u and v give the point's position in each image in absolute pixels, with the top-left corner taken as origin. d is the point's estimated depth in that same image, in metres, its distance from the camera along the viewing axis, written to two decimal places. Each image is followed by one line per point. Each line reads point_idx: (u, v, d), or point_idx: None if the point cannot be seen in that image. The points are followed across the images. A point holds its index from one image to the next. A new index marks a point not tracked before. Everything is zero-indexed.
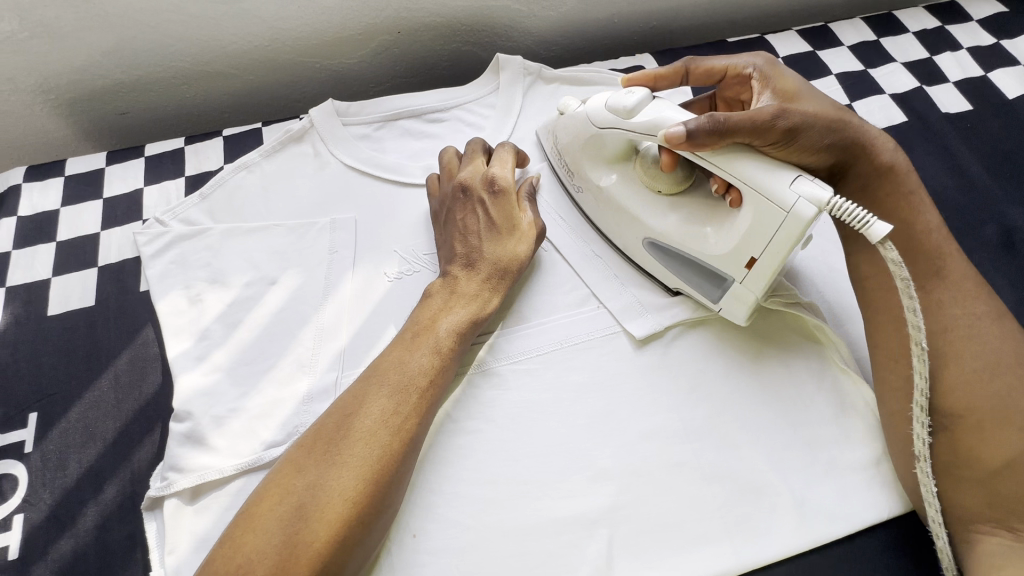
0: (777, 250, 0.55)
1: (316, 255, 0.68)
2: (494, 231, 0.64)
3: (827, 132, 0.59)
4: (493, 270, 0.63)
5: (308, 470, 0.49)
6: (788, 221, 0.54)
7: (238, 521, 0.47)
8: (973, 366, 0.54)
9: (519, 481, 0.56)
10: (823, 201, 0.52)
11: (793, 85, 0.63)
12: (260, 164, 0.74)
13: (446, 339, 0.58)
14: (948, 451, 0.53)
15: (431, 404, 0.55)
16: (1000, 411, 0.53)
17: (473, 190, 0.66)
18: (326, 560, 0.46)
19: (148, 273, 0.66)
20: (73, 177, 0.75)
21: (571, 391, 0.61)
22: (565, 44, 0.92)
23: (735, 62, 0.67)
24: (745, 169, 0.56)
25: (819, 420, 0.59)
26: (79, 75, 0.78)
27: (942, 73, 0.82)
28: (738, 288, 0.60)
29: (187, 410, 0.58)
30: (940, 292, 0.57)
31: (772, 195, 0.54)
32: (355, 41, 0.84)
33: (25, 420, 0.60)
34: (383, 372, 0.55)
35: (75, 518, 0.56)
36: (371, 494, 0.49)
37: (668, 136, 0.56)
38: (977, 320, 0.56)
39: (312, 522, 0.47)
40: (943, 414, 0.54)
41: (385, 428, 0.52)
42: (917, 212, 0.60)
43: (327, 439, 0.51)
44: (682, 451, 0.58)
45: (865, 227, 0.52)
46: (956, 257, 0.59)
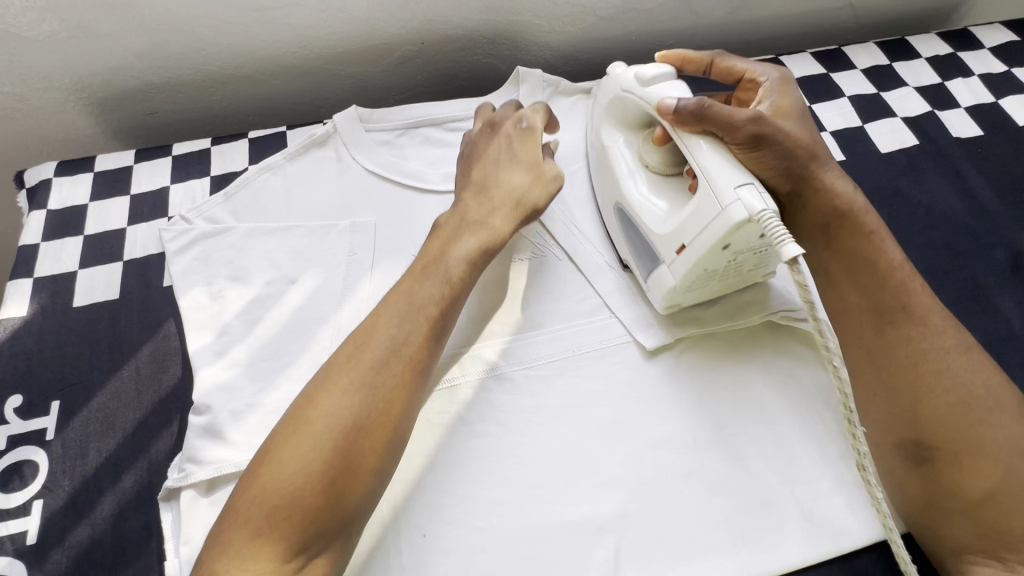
0: (703, 243, 0.56)
1: (335, 256, 0.70)
2: (509, 169, 0.67)
3: (789, 155, 0.60)
4: (503, 201, 0.65)
5: (324, 403, 0.50)
6: (719, 218, 0.54)
7: (251, 471, 0.48)
8: (946, 400, 0.55)
9: (529, 485, 0.57)
10: (755, 211, 0.52)
11: (789, 103, 0.64)
12: (283, 165, 0.76)
13: (456, 269, 0.60)
14: (930, 481, 0.54)
15: (440, 333, 0.57)
16: (973, 441, 0.53)
17: (498, 134, 0.70)
18: (343, 494, 0.48)
19: (172, 268, 0.68)
20: (102, 173, 0.77)
21: (582, 398, 0.62)
22: (583, 59, 0.94)
23: (754, 69, 0.68)
24: (707, 159, 0.57)
25: (826, 435, 0.60)
26: (112, 74, 0.81)
27: (953, 99, 0.83)
28: (664, 271, 0.61)
29: (206, 404, 0.59)
30: (908, 329, 0.57)
31: (716, 188, 0.55)
32: (379, 50, 0.86)
33: (48, 408, 0.62)
34: (395, 302, 0.56)
35: (92, 506, 0.57)
36: (384, 426, 0.50)
37: (660, 104, 0.61)
38: (944, 355, 0.56)
39: (341, 453, 0.48)
40: (924, 447, 0.55)
41: (396, 358, 0.53)
42: (880, 249, 0.60)
43: (340, 375, 0.51)
44: (689, 461, 0.58)
45: (778, 245, 0.50)
46: (922, 293, 0.59)
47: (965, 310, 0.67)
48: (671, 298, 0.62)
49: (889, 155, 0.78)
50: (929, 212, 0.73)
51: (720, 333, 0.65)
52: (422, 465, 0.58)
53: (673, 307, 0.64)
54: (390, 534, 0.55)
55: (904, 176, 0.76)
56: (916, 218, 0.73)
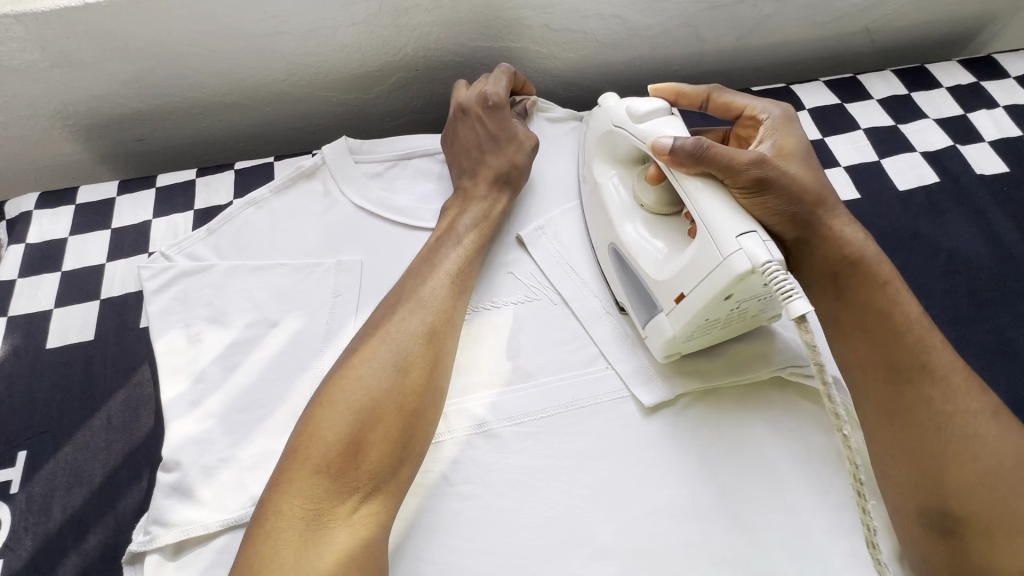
0: (703, 293, 0.52)
1: (318, 298, 0.67)
2: (493, 140, 0.72)
3: (792, 202, 0.55)
4: (495, 178, 0.71)
5: (370, 357, 0.54)
6: (719, 268, 0.50)
7: (297, 432, 0.51)
8: (972, 468, 0.50)
9: (516, 554, 0.54)
10: (759, 262, 0.48)
11: (792, 143, 0.60)
12: (269, 199, 0.73)
13: (468, 233, 0.66)
14: (958, 555, 0.49)
15: (463, 286, 0.63)
16: (1007, 518, 0.48)
17: (471, 109, 0.73)
18: (394, 432, 0.51)
19: (149, 309, 0.65)
20: (83, 206, 0.75)
21: (575, 458, 0.58)
22: (584, 85, 0.91)
23: (755, 104, 0.64)
24: (704, 202, 0.53)
25: (836, 505, 0.55)
26: (97, 102, 0.78)
27: (976, 132, 0.78)
28: (663, 320, 0.57)
29: (176, 459, 0.56)
30: (929, 389, 0.53)
31: (717, 236, 0.51)
32: (372, 77, 0.83)
33: (14, 458, 0.59)
34: (422, 267, 0.63)
35: (55, 567, 0.54)
36: (424, 369, 0.55)
37: (655, 144, 0.56)
38: (970, 419, 0.51)
39: (388, 397, 0.52)
40: (950, 518, 0.49)
41: (428, 310, 0.59)
42: (896, 300, 0.55)
43: (382, 332, 0.56)
44: (688, 531, 0.54)
45: (788, 300, 0.46)
46: (944, 350, 0.54)
47: (990, 366, 0.62)
48: (670, 348, 0.58)
49: (908, 193, 0.73)
50: (951, 256, 0.69)
51: (724, 388, 0.61)
52: (402, 530, 0.55)
53: (671, 355, 0.60)
54: None
55: (923, 216, 0.72)
56: (936, 262, 0.68)
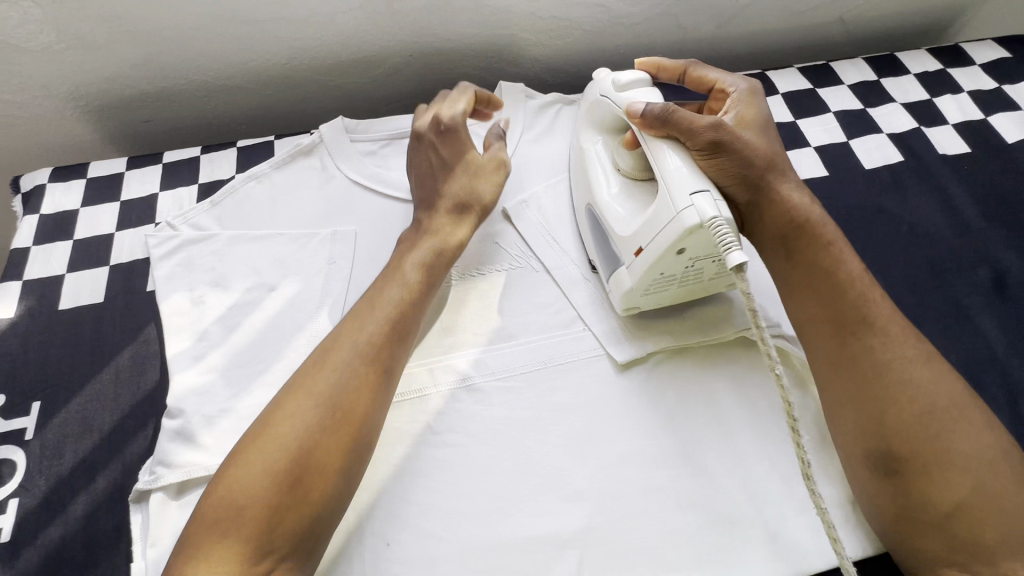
0: (657, 246, 0.56)
1: (315, 264, 0.71)
2: (446, 168, 0.70)
3: (747, 165, 0.60)
4: (452, 206, 0.68)
5: (294, 408, 0.53)
6: (673, 223, 0.54)
7: (213, 487, 0.50)
8: (911, 409, 0.53)
9: (495, 497, 0.58)
10: (707, 218, 0.52)
11: (754, 115, 0.65)
12: (269, 174, 0.78)
13: (414, 276, 0.64)
14: (902, 494, 0.52)
15: (402, 333, 0.60)
16: (942, 454, 0.51)
17: (424, 134, 0.71)
18: (313, 491, 0.50)
19: (156, 273, 0.70)
20: (94, 179, 0.79)
21: (551, 411, 0.62)
22: (571, 72, 0.95)
23: (725, 80, 0.69)
24: (666, 158, 0.58)
25: (796, 454, 0.59)
26: (108, 84, 0.83)
27: (941, 116, 0.82)
28: (623, 273, 0.61)
29: (180, 408, 0.61)
30: (870, 340, 0.56)
31: (673, 194, 0.55)
32: (368, 61, 0.87)
33: (28, 408, 0.63)
34: (359, 313, 0.61)
35: (66, 506, 0.58)
36: (352, 422, 0.54)
37: (629, 107, 0.61)
38: (908, 365, 0.55)
39: (311, 453, 0.51)
40: (893, 459, 0.52)
41: (360, 360, 0.57)
42: (839, 259, 0.60)
43: (311, 380, 0.55)
44: (656, 477, 0.58)
45: (726, 251, 0.50)
46: (883, 304, 0.58)
47: (945, 330, 0.66)
48: (629, 301, 0.62)
49: (873, 171, 0.78)
50: (912, 229, 0.73)
51: (693, 347, 0.65)
52: (389, 474, 0.59)
53: (631, 309, 0.64)
54: (355, 542, 0.56)
55: (888, 193, 0.76)
56: (898, 235, 0.72)
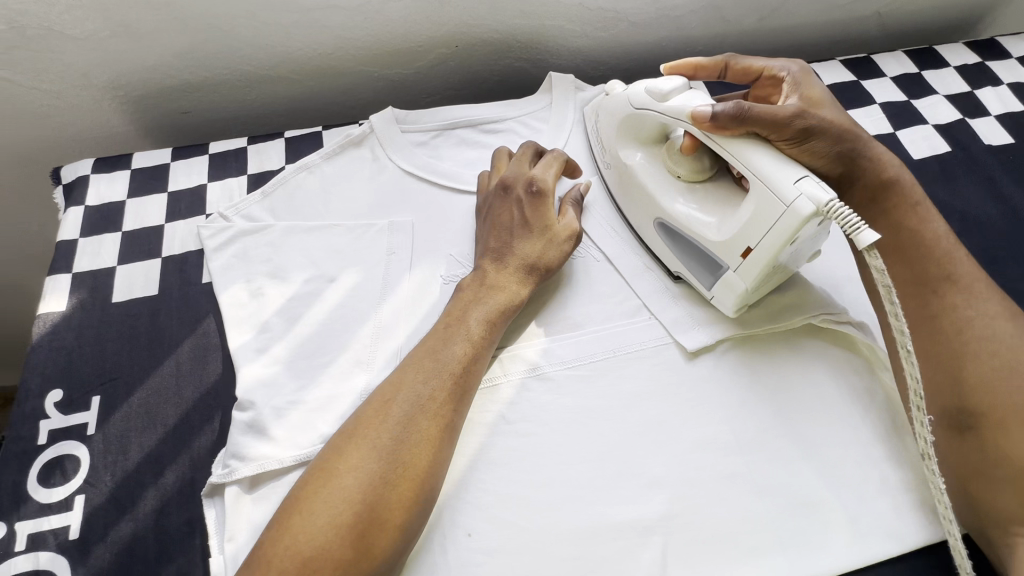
0: (772, 243, 0.57)
1: (374, 255, 0.70)
2: (526, 228, 0.66)
3: (836, 141, 0.61)
4: (523, 267, 0.65)
5: (352, 458, 0.51)
6: (785, 216, 0.55)
7: (273, 526, 0.49)
8: (990, 364, 0.55)
9: (573, 485, 0.57)
10: (823, 202, 0.54)
11: (819, 92, 0.66)
12: (320, 165, 0.77)
13: (477, 330, 0.60)
14: (978, 450, 0.54)
15: (465, 391, 0.57)
16: (1021, 410, 0.53)
17: (513, 188, 0.68)
18: (373, 554, 0.48)
19: (212, 265, 0.69)
20: (139, 170, 0.77)
21: (624, 399, 0.62)
22: (613, 64, 0.95)
23: (772, 65, 0.69)
24: (755, 159, 0.59)
25: (869, 438, 0.60)
26: (149, 73, 0.81)
27: (983, 107, 0.84)
28: (731, 277, 0.62)
29: (250, 400, 0.60)
30: (953, 297, 0.58)
31: (776, 187, 0.56)
32: (413, 52, 0.86)
33: (88, 402, 0.62)
34: (418, 360, 0.58)
35: (135, 501, 0.57)
36: (417, 483, 0.51)
37: (694, 113, 0.61)
38: (991, 321, 0.57)
39: (374, 511, 0.49)
40: (969, 415, 0.55)
41: (422, 416, 0.54)
42: (925, 220, 0.62)
43: (370, 428, 0.53)
44: (733, 463, 0.58)
45: (855, 232, 0.52)
46: (966, 262, 0.60)
47: None
48: (741, 302, 0.63)
49: (922, 161, 0.79)
50: (964, 218, 0.74)
51: (761, 334, 0.65)
52: (465, 465, 0.58)
53: (740, 309, 0.64)
54: (435, 532, 0.55)
55: (937, 182, 0.77)
56: (950, 223, 0.73)
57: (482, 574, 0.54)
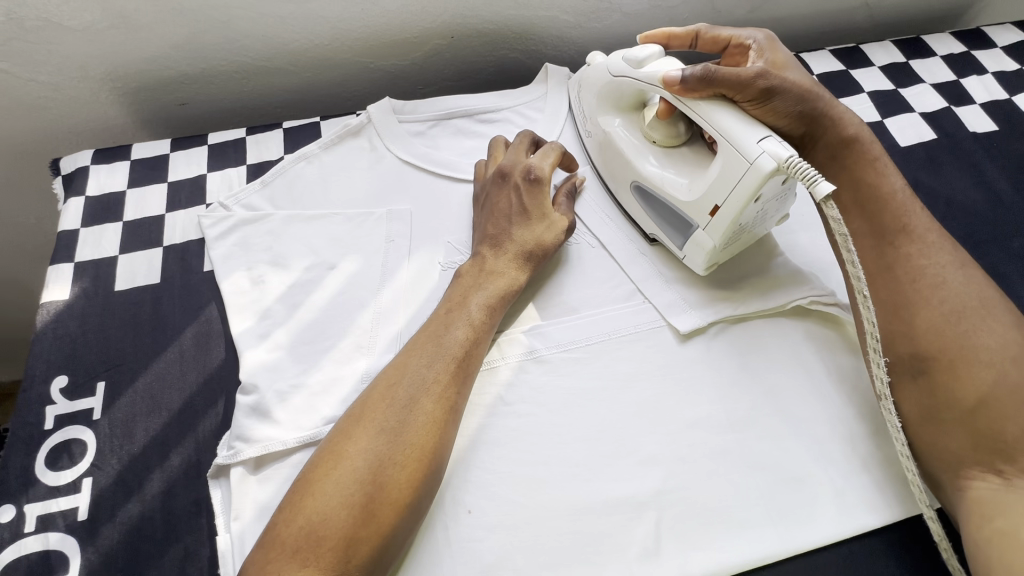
0: (736, 200, 0.60)
1: (373, 243, 0.71)
2: (524, 215, 0.68)
3: (798, 100, 0.64)
4: (520, 252, 0.66)
5: (358, 439, 0.53)
6: (749, 172, 0.58)
7: (282, 508, 0.50)
8: (940, 309, 0.58)
9: (570, 463, 0.59)
10: (783, 158, 0.56)
11: (783, 58, 0.69)
12: (318, 155, 0.78)
13: (478, 314, 0.62)
14: (928, 393, 0.56)
15: (467, 375, 0.59)
16: (967, 351, 0.56)
17: (511, 176, 0.69)
18: (384, 532, 0.49)
19: (213, 253, 0.70)
20: (138, 161, 0.78)
21: (619, 380, 0.63)
22: (608, 55, 0.96)
23: (740, 34, 0.71)
24: (721, 120, 0.61)
25: (856, 416, 0.62)
26: (147, 65, 0.82)
27: (969, 95, 0.86)
28: (700, 235, 0.64)
29: (253, 383, 0.61)
30: (907, 247, 0.61)
31: (740, 147, 0.59)
32: (410, 44, 0.87)
33: (94, 388, 0.63)
34: (421, 344, 0.59)
35: (142, 483, 0.58)
36: (424, 462, 0.53)
37: (665, 78, 0.63)
38: (942, 269, 0.60)
39: (382, 489, 0.50)
40: (921, 359, 0.57)
41: (427, 397, 0.55)
42: (883, 175, 0.64)
43: (376, 410, 0.54)
44: (725, 440, 0.60)
45: (812, 185, 0.55)
46: (920, 215, 0.63)
47: None
48: (710, 260, 0.65)
49: (908, 148, 0.80)
50: (949, 203, 0.76)
51: (754, 317, 0.67)
52: (465, 445, 0.60)
53: (710, 267, 0.67)
54: (436, 510, 0.57)
55: (923, 169, 0.79)
56: (936, 208, 0.75)
57: (484, 549, 0.55)
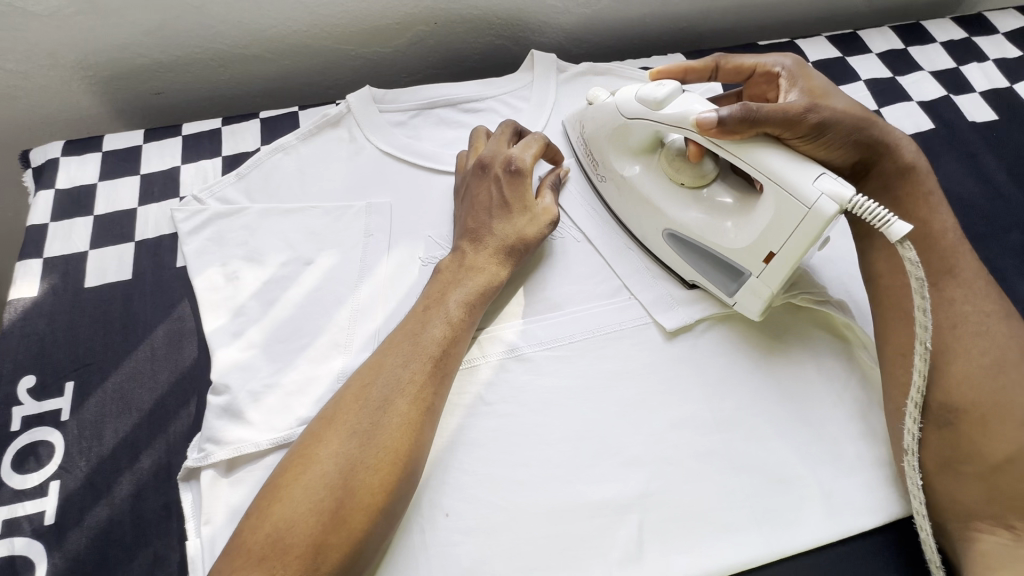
0: (795, 246, 0.55)
1: (351, 237, 0.69)
2: (506, 209, 0.66)
3: (850, 132, 0.58)
4: (501, 247, 0.64)
5: (330, 442, 0.51)
6: (808, 217, 0.53)
7: (251, 513, 0.49)
8: (980, 360, 0.55)
9: (551, 465, 0.57)
10: (846, 199, 0.52)
11: (818, 85, 0.62)
12: (296, 146, 0.75)
13: (456, 312, 0.60)
14: (952, 443, 0.54)
15: (444, 374, 0.57)
16: (1002, 407, 0.54)
17: (491, 167, 0.67)
18: (354, 536, 0.48)
19: (185, 248, 0.67)
20: (110, 153, 0.76)
21: (602, 379, 0.62)
22: (597, 42, 0.93)
23: (765, 61, 0.65)
24: (770, 162, 0.55)
25: (846, 415, 0.60)
26: (118, 52, 0.79)
27: (969, 84, 0.83)
28: (755, 283, 0.60)
29: (225, 384, 0.59)
30: (952, 290, 0.58)
31: (794, 189, 0.53)
32: (391, 30, 0.85)
33: (62, 388, 0.61)
34: (397, 343, 0.57)
35: (111, 486, 0.56)
36: (398, 464, 0.51)
37: (698, 121, 0.56)
38: (986, 318, 0.57)
39: (351, 492, 0.49)
40: (951, 410, 0.54)
41: (402, 399, 0.54)
42: (934, 210, 0.60)
43: (348, 413, 0.53)
44: (710, 441, 0.59)
45: (885, 226, 0.50)
46: (968, 256, 0.59)
47: None
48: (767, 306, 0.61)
49: None
50: (946, 195, 0.73)
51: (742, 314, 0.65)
52: (443, 446, 0.58)
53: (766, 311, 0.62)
54: (413, 514, 0.55)
55: None
56: None
57: (460, 554, 0.54)
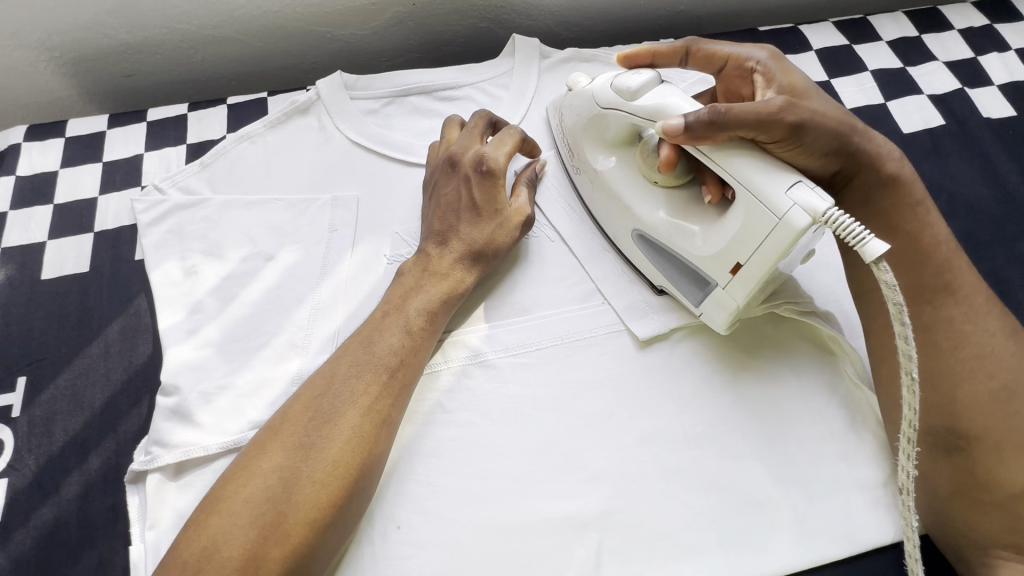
0: (762, 259, 0.51)
1: (315, 232, 0.66)
2: (474, 211, 0.62)
3: (832, 138, 0.54)
4: (465, 251, 0.61)
5: (275, 454, 0.49)
6: (778, 229, 0.49)
7: (194, 521, 0.47)
8: (989, 385, 0.51)
9: (510, 478, 0.55)
10: (818, 212, 0.47)
11: (800, 81, 0.58)
12: (263, 134, 0.72)
13: (416, 318, 0.57)
14: (965, 472, 0.50)
15: (401, 385, 0.54)
16: (1014, 433, 0.50)
17: (461, 165, 0.63)
18: (294, 553, 0.46)
19: (144, 241, 0.64)
20: (74, 139, 0.73)
21: (569, 388, 0.59)
22: (588, 26, 0.88)
23: (738, 52, 0.61)
24: (740, 168, 0.51)
25: (826, 434, 0.57)
26: (82, 33, 0.76)
27: (986, 75, 0.77)
28: (721, 294, 0.56)
29: (175, 384, 0.57)
30: (951, 309, 0.54)
31: (765, 198, 0.50)
32: (367, 11, 0.80)
33: (14, 384, 0.59)
34: (352, 351, 0.55)
35: (58, 486, 0.55)
36: (344, 479, 0.49)
37: (665, 128, 0.52)
38: (990, 338, 0.52)
39: (292, 506, 0.47)
40: (958, 436, 0.51)
41: (353, 410, 0.51)
42: (923, 222, 0.56)
43: (295, 425, 0.50)
44: (679, 458, 0.55)
45: (860, 244, 0.46)
46: (968, 272, 0.55)
47: None
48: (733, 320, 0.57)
49: (912, 136, 0.72)
50: (952, 198, 0.68)
51: None
52: (398, 455, 0.56)
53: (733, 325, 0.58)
54: (365, 525, 0.53)
55: (926, 159, 0.71)
56: (936, 204, 0.68)
57: (410, 568, 0.52)
